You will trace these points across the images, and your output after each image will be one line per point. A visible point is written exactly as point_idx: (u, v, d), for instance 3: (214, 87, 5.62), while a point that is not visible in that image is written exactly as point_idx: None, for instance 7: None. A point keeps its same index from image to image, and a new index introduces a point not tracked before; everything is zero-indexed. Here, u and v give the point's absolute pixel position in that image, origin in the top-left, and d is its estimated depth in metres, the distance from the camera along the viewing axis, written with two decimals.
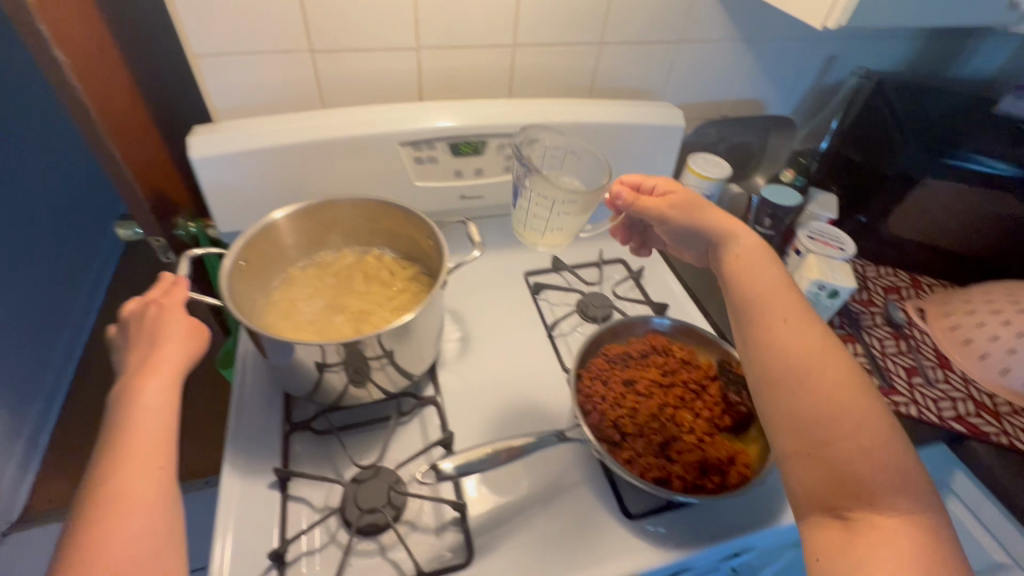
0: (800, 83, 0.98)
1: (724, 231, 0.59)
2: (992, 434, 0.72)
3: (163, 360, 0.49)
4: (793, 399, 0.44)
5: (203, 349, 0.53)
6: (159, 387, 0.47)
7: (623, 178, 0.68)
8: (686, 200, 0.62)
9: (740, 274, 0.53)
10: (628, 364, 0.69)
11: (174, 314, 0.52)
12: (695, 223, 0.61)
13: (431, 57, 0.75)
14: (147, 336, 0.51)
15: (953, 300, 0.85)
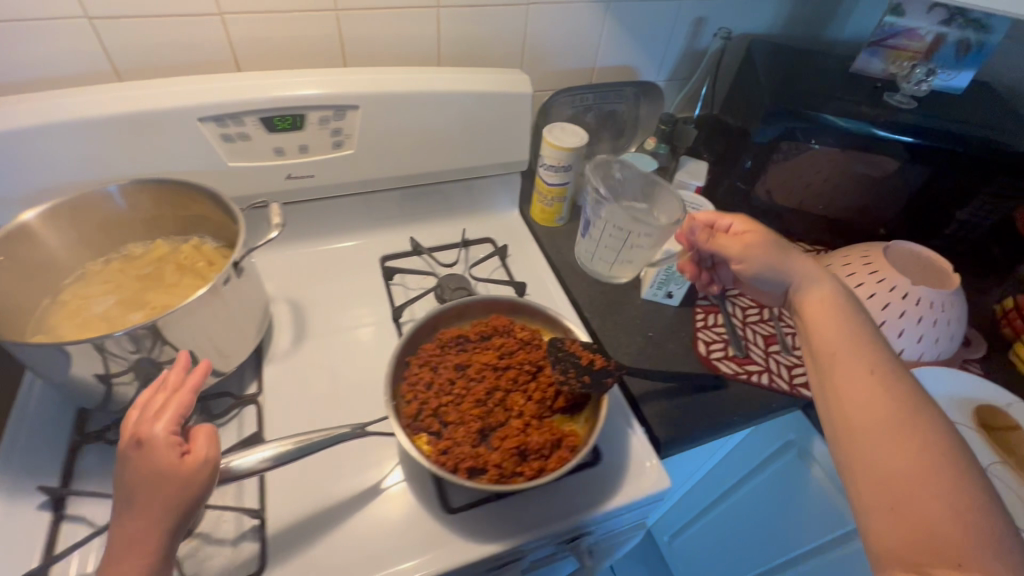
0: (670, 47, 0.94)
1: (813, 276, 0.57)
2: None
3: (139, 542, 0.40)
4: (870, 455, 0.42)
5: (199, 497, 0.43)
6: (128, 568, 0.39)
7: (697, 214, 0.67)
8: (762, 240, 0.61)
9: (819, 322, 0.53)
10: (464, 348, 0.66)
11: (153, 468, 0.42)
12: (777, 265, 0.59)
13: (239, 23, 0.68)
14: (122, 491, 0.41)
15: (817, 265, 0.84)
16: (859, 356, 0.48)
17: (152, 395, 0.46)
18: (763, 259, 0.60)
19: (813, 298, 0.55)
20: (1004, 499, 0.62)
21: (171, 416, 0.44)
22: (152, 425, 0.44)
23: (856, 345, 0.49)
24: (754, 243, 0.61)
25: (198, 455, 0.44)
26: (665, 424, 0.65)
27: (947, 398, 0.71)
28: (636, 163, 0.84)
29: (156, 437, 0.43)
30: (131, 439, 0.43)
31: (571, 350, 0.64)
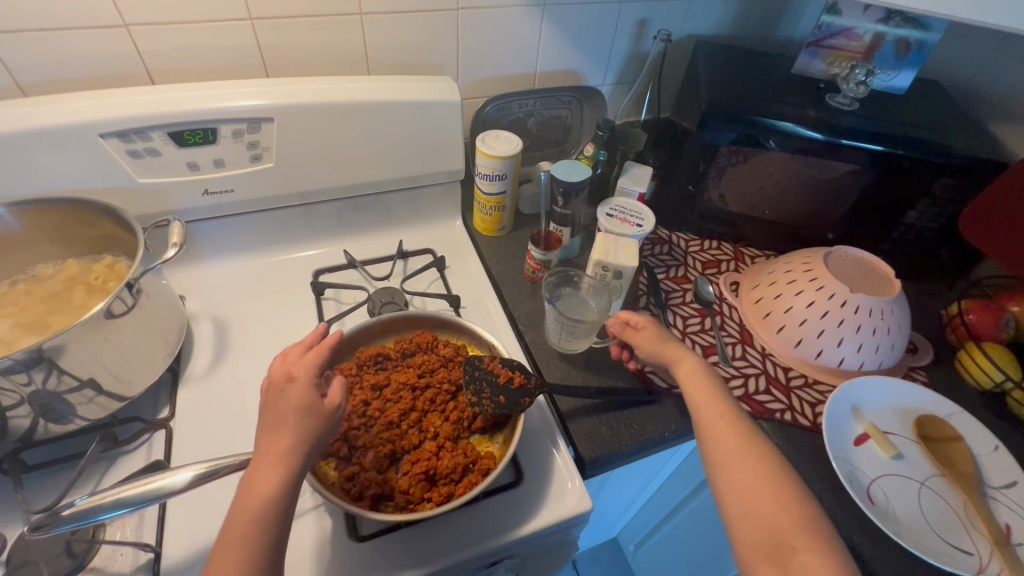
0: (613, 51, 0.93)
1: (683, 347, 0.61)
2: (776, 411, 0.69)
3: (284, 453, 0.44)
4: (741, 489, 0.48)
5: (333, 430, 0.47)
6: (269, 478, 0.43)
7: (617, 314, 0.65)
8: (657, 331, 0.63)
9: (687, 379, 0.58)
10: (384, 367, 0.64)
11: (302, 396, 0.46)
12: (660, 348, 0.61)
13: (146, 34, 0.66)
14: (274, 414, 0.45)
15: (760, 273, 0.83)
16: (720, 403, 0.55)
17: (294, 348, 0.52)
18: (650, 345, 0.62)
19: (684, 362, 0.59)
20: (939, 516, 0.60)
21: (316, 360, 0.49)
22: (302, 367, 0.49)
23: (718, 394, 0.55)
24: (651, 342, 0.62)
25: (334, 398, 0.48)
26: (590, 442, 0.63)
27: (886, 409, 0.70)
28: (569, 170, 0.80)
29: (303, 375, 0.48)
30: (281, 376, 0.48)
31: (490, 367, 0.62)
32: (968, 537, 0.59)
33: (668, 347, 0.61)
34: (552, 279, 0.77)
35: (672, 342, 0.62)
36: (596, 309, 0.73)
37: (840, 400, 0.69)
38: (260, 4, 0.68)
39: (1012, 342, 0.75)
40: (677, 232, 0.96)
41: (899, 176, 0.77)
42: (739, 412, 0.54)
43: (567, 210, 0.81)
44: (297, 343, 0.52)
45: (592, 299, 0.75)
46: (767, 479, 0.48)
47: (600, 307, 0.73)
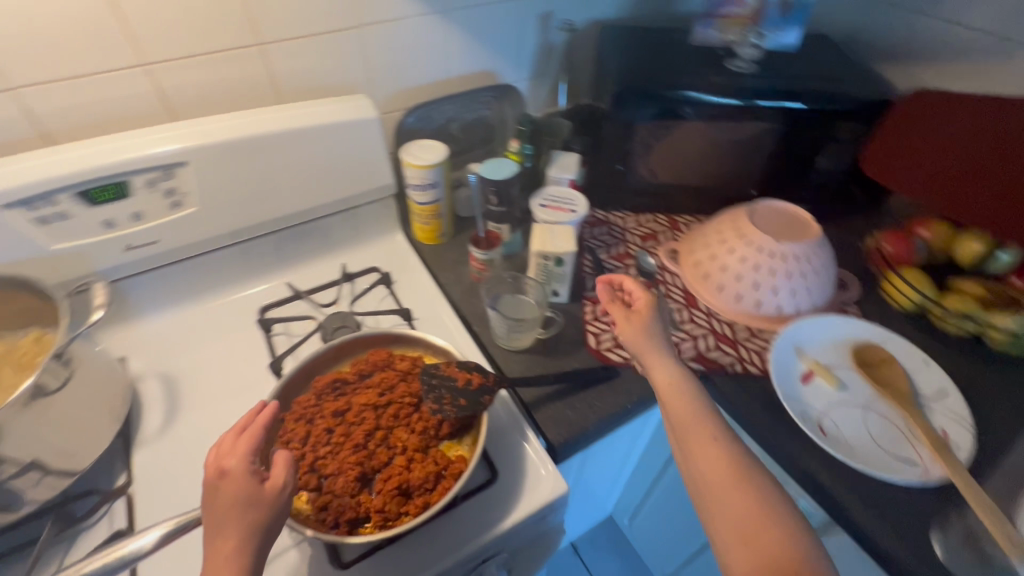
0: (523, 47, 0.95)
1: (666, 351, 0.59)
2: (728, 365, 0.73)
3: (228, 560, 0.43)
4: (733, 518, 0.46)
5: (283, 514, 0.47)
6: None
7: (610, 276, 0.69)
8: (643, 317, 0.63)
9: (667, 394, 0.55)
10: (341, 393, 0.64)
11: (237, 494, 0.45)
12: (641, 337, 0.61)
13: (35, 96, 0.63)
14: (213, 516, 0.45)
15: (695, 237, 0.86)
16: (699, 427, 0.51)
17: (227, 436, 0.50)
18: (632, 338, 0.61)
19: (662, 372, 0.57)
20: (884, 435, 0.65)
21: (249, 448, 0.48)
22: (235, 458, 0.47)
23: (700, 416, 0.52)
24: (633, 327, 0.63)
25: (276, 481, 0.47)
26: (558, 427, 0.65)
27: (824, 345, 0.74)
28: (495, 169, 0.81)
29: (240, 465, 0.46)
30: (218, 469, 0.47)
31: (447, 373, 0.63)
32: (912, 448, 0.63)
33: (650, 348, 0.59)
34: (493, 283, 0.79)
35: (658, 347, 0.59)
36: (535, 304, 0.76)
37: (782, 345, 0.73)
38: (153, 45, 0.66)
39: (933, 266, 0.81)
40: (614, 211, 0.99)
41: (805, 128, 0.82)
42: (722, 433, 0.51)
43: (502, 208, 0.83)
44: (238, 422, 0.51)
45: (531, 294, 0.77)
46: (751, 522, 0.45)
47: (539, 301, 0.76)
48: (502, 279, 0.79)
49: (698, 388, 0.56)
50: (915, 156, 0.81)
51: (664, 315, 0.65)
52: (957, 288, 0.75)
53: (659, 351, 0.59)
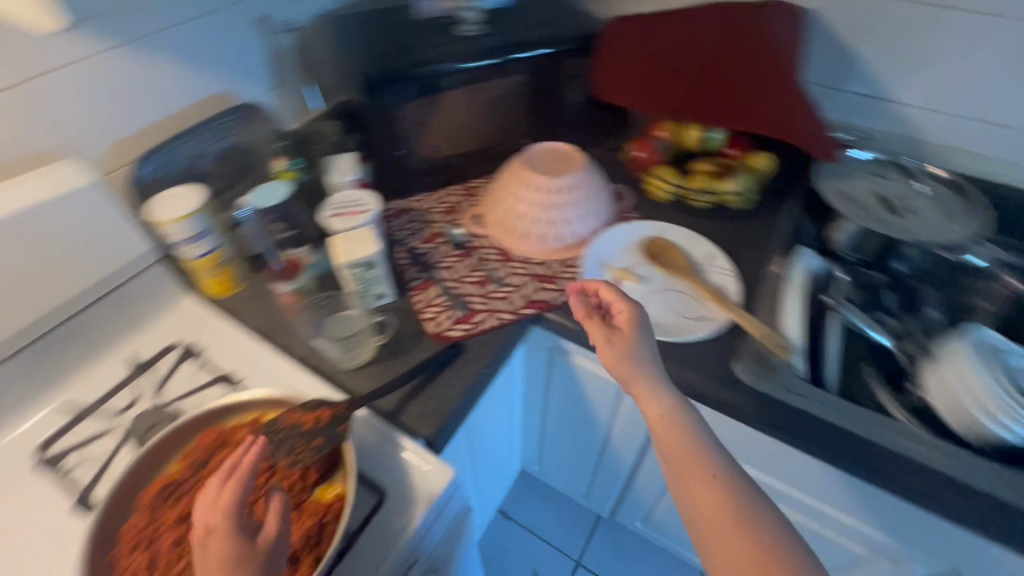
0: (252, 57, 0.87)
1: (659, 382, 0.54)
2: (554, 298, 0.80)
3: None
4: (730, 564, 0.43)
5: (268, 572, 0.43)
6: None
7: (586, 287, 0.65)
8: (628, 342, 0.58)
9: (659, 430, 0.51)
10: (179, 493, 0.56)
11: (223, 555, 0.41)
12: (623, 360, 0.57)
13: None
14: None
15: (490, 197, 0.91)
16: (694, 470, 0.48)
17: (214, 478, 0.45)
18: (614, 363, 0.57)
19: (656, 408, 0.52)
20: (685, 306, 0.78)
21: (239, 495, 0.43)
22: (220, 510, 0.43)
23: (692, 452, 0.49)
24: (617, 349, 0.58)
25: (267, 534, 0.44)
26: (427, 421, 0.66)
27: (621, 252, 0.85)
28: (268, 195, 0.74)
29: (223, 520, 0.42)
30: (204, 524, 0.42)
31: (293, 422, 0.58)
32: (704, 307, 0.77)
33: (639, 376, 0.55)
34: (312, 312, 0.77)
35: (654, 381, 0.54)
36: (360, 313, 0.76)
37: (589, 265, 0.83)
38: None
39: (676, 157, 0.95)
40: (410, 196, 0.99)
41: (546, 73, 0.91)
42: (721, 471, 0.48)
43: (294, 230, 0.79)
44: (230, 462, 0.46)
45: (354, 307, 0.76)
46: (747, 554, 0.43)
47: (364, 309, 0.76)
48: (322, 307, 0.77)
49: (697, 420, 0.51)
50: (636, 65, 0.90)
51: (648, 329, 0.59)
52: (697, 170, 0.91)
53: (655, 382, 0.54)
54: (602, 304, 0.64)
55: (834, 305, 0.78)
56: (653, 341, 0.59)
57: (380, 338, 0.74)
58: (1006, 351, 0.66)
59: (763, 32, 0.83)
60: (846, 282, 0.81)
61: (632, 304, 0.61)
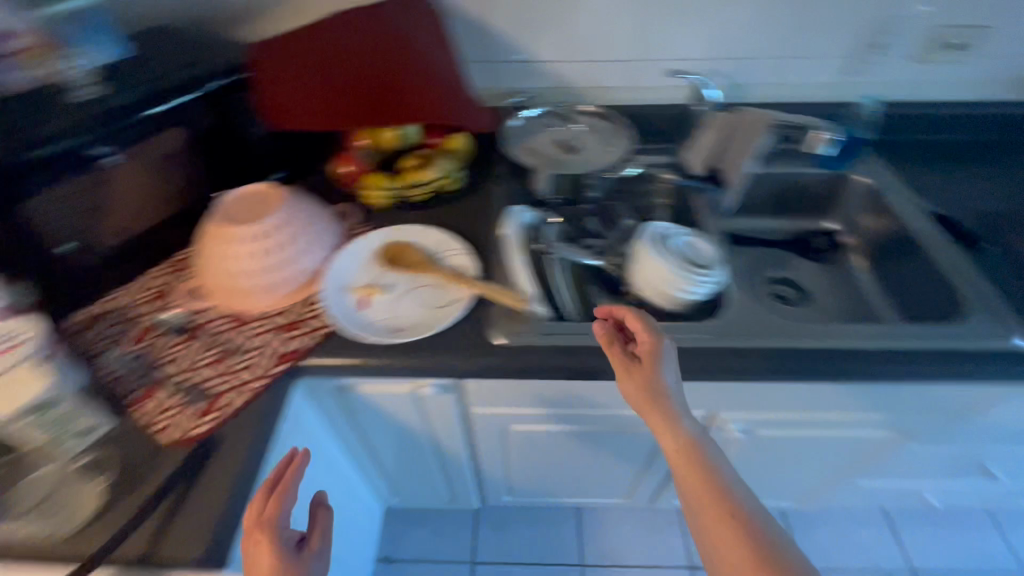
0: None
1: (675, 415, 0.64)
2: (303, 342, 0.75)
3: None
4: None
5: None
6: None
7: (612, 310, 0.72)
8: (645, 376, 0.67)
9: (674, 456, 0.62)
10: None
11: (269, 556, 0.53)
12: (640, 392, 0.67)
13: None
14: (257, 553, 0.53)
15: (200, 265, 0.80)
16: (712, 500, 0.58)
17: (261, 489, 0.58)
18: (637, 392, 0.68)
19: (673, 443, 0.63)
20: (434, 298, 0.80)
21: (283, 500, 0.56)
22: (270, 513, 0.55)
23: (704, 487, 0.59)
24: (639, 382, 0.67)
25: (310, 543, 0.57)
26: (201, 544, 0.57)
27: (361, 271, 0.84)
28: None
29: (281, 518, 0.55)
30: (258, 512, 0.55)
31: None
32: (451, 292, 0.81)
33: (658, 400, 0.65)
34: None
35: (672, 411, 0.64)
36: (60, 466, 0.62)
37: (332, 296, 0.79)
38: None
39: (381, 161, 0.96)
40: (100, 296, 0.82)
41: (205, 115, 0.82)
42: (718, 483, 0.59)
43: None
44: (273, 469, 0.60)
45: (52, 463, 0.62)
46: (744, 558, 0.54)
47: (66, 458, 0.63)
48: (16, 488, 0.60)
49: (701, 443, 0.62)
50: (289, 84, 0.88)
51: (671, 360, 0.68)
52: (404, 167, 0.93)
53: (676, 408, 0.65)
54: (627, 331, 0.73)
55: (548, 247, 0.87)
56: (675, 369, 0.67)
57: (100, 478, 0.62)
58: (671, 237, 0.82)
59: (389, 29, 0.89)
60: (558, 227, 0.93)
61: (654, 336, 0.69)
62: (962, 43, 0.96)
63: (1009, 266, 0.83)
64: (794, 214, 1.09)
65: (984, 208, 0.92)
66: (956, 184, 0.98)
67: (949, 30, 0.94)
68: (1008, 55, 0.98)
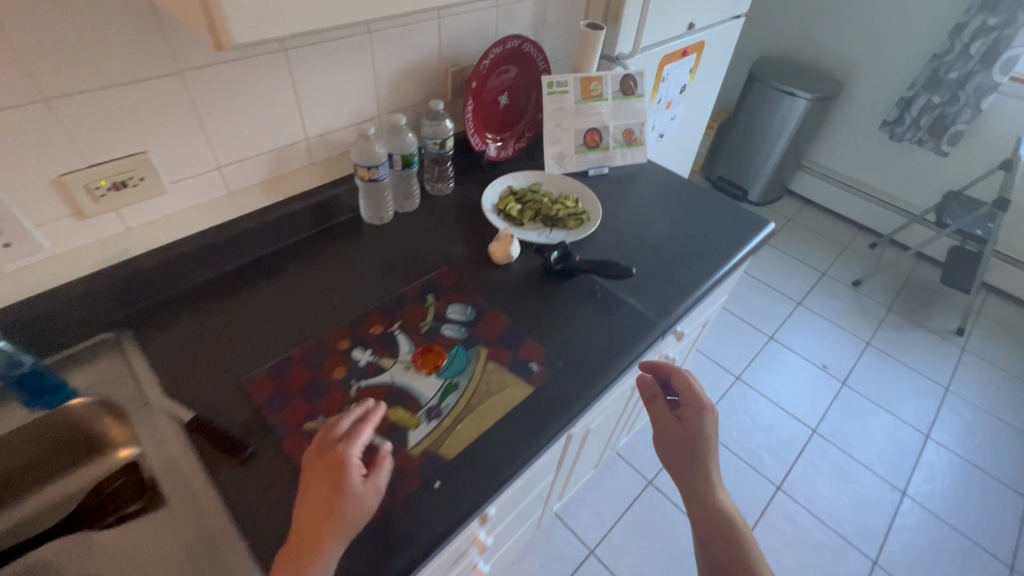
0: None
1: (706, 485, 0.71)
2: None
3: (304, 544, 0.52)
4: None
5: (347, 517, 0.53)
6: (308, 546, 0.52)
7: (660, 367, 0.80)
8: (685, 437, 0.74)
9: (699, 518, 0.71)
10: None
11: (331, 481, 0.55)
12: (677, 452, 0.74)
13: None
14: (325, 471, 0.56)
15: None
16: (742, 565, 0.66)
17: (337, 426, 0.60)
18: (670, 449, 0.75)
19: (707, 506, 0.71)
20: None
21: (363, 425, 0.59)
22: (345, 443, 0.58)
23: (732, 543, 0.68)
24: (681, 441, 0.74)
25: (371, 482, 0.56)
26: None
27: None
28: None
29: (354, 455, 0.57)
30: (338, 436, 0.59)
31: None
32: None
33: (693, 463, 0.72)
34: None
35: (709, 481, 0.72)
36: None
37: None
38: None
39: None
40: None
41: None
42: (739, 542, 0.68)
43: None
44: (348, 416, 0.62)
45: None
46: None
47: None
48: None
49: (728, 514, 0.70)
50: None
51: (712, 426, 0.74)
52: None
53: (712, 476, 0.72)
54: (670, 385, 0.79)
55: None
56: (711, 437, 0.74)
57: None
58: None
59: None
60: None
61: (699, 400, 0.75)
62: (123, 180, 0.69)
63: (271, 473, 0.61)
64: (66, 470, 0.72)
65: (256, 377, 0.70)
66: (229, 347, 0.74)
67: (86, 177, 0.66)
68: (210, 170, 0.77)
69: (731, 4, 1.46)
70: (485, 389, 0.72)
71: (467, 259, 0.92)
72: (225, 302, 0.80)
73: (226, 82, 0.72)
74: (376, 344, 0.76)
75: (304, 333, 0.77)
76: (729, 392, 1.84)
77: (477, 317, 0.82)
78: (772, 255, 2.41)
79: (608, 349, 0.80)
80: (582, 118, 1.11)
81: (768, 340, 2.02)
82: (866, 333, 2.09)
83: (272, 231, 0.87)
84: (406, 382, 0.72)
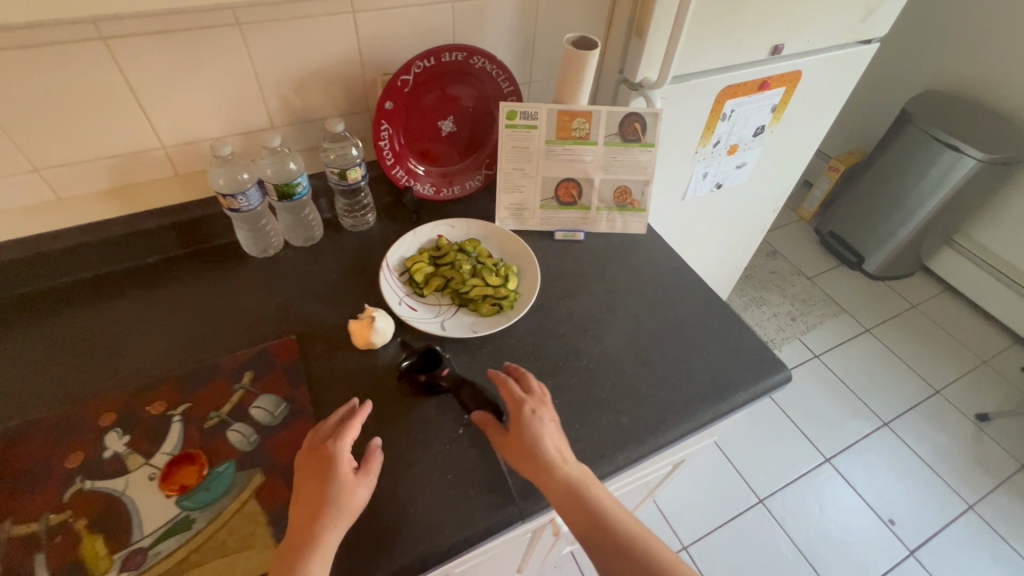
0: None
1: (547, 465, 0.56)
2: None
3: (299, 537, 0.50)
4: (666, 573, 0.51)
5: (342, 507, 0.52)
6: (304, 537, 0.50)
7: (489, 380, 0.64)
8: (520, 434, 0.58)
9: (563, 511, 0.55)
10: None
11: (323, 475, 0.53)
12: (517, 457, 0.57)
13: None
14: (316, 468, 0.54)
15: None
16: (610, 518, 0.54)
17: (329, 422, 0.59)
18: (513, 459, 0.58)
19: (564, 483, 0.55)
20: None
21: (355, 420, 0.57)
22: (338, 436, 0.56)
23: (596, 508, 0.54)
24: (520, 443, 0.57)
25: (365, 473, 0.55)
26: None
27: None
28: None
29: (345, 450, 0.55)
30: (325, 435, 0.57)
31: None
32: None
33: (534, 460, 0.56)
34: None
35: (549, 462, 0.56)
36: None
37: None
38: None
39: None
40: None
41: None
42: (603, 505, 0.55)
43: None
44: (334, 414, 0.60)
45: None
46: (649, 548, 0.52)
47: None
48: None
49: (586, 486, 0.55)
50: None
51: (545, 416, 0.60)
52: None
53: (555, 457, 0.56)
54: (497, 403, 0.63)
55: None
56: (550, 427, 0.59)
57: None
58: None
59: None
60: None
61: (523, 400, 0.60)
62: None
63: None
64: None
65: None
66: None
67: None
68: (26, 172, 0.65)
69: (855, 22, 1.02)
70: (219, 542, 0.53)
71: (326, 330, 0.72)
72: (25, 325, 0.68)
73: (22, 72, 0.58)
74: (140, 429, 0.60)
75: (77, 391, 0.63)
76: (744, 516, 1.45)
77: (284, 422, 0.62)
78: (869, 349, 1.87)
79: (425, 522, 0.57)
80: (555, 163, 0.82)
81: (822, 463, 1.57)
82: (971, 491, 1.54)
83: (114, 248, 0.72)
84: (133, 500, 0.55)
